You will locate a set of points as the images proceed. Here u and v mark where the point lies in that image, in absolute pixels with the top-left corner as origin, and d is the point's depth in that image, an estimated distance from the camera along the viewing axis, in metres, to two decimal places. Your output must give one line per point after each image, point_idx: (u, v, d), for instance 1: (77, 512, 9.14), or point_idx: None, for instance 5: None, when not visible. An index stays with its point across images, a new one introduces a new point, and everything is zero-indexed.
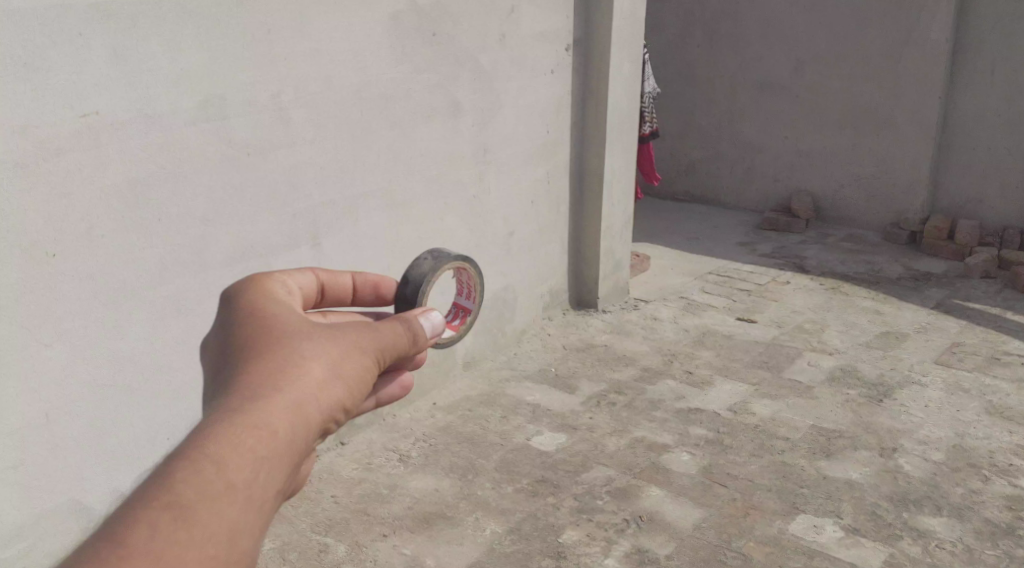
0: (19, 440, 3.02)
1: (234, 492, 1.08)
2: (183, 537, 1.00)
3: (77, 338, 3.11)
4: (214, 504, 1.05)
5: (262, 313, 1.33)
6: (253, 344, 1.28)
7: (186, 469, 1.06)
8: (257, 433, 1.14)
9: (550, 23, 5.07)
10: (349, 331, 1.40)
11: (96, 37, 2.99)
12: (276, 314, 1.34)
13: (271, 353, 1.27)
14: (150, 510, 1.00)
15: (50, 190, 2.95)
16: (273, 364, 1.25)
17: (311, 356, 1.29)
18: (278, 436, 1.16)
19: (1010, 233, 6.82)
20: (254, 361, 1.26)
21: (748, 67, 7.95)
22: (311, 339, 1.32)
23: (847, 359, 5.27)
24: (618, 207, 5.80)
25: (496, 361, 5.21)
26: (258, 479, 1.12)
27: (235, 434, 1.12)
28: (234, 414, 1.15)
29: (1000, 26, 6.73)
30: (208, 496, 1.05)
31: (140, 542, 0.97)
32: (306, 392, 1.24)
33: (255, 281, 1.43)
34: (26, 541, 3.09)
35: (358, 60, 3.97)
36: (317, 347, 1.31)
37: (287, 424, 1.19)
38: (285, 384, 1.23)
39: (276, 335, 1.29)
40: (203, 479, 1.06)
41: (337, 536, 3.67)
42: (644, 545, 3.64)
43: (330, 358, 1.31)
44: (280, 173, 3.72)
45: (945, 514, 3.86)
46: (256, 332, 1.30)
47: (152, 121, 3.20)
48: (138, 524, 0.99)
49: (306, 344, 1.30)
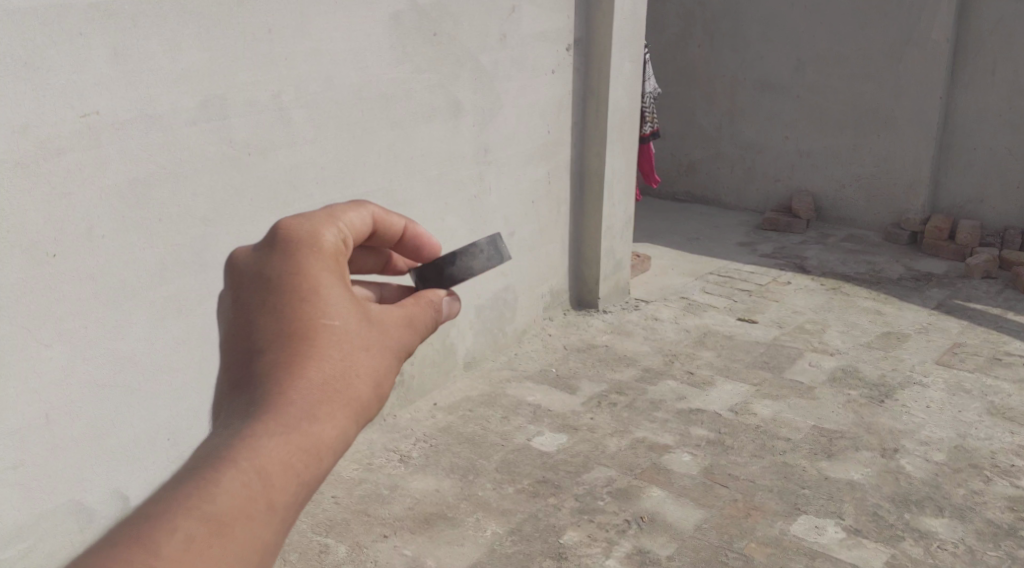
0: (19, 440, 3.01)
1: (272, 519, 0.99)
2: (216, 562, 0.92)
3: (77, 338, 3.10)
4: (252, 530, 0.97)
5: (330, 288, 1.17)
6: (310, 333, 1.13)
7: (229, 483, 0.97)
8: (305, 455, 1.04)
9: (551, 22, 5.06)
10: (400, 331, 1.28)
11: (95, 37, 2.98)
12: (345, 296, 1.18)
13: (332, 349, 1.13)
14: (188, 522, 0.92)
15: (50, 190, 2.95)
16: (332, 367, 1.12)
17: (367, 366, 1.16)
18: (325, 461, 1.07)
19: (1011, 234, 6.81)
20: (309, 357, 1.12)
21: (749, 67, 7.94)
22: (370, 342, 1.19)
23: (848, 359, 5.26)
24: (619, 207, 5.79)
25: (497, 361, 5.20)
26: (295, 506, 1.03)
27: (285, 450, 1.03)
28: (284, 428, 1.04)
29: (1002, 26, 6.71)
30: (249, 522, 0.97)
31: (173, 561, 0.89)
32: (356, 411, 1.13)
33: (327, 225, 1.24)
34: (26, 542, 3.08)
35: (358, 60, 3.96)
36: (375, 355, 1.18)
37: (338, 447, 1.08)
38: (344, 397, 1.11)
39: (340, 327, 1.15)
40: (245, 498, 0.97)
41: (337, 536, 3.67)
42: (645, 546, 3.63)
43: (382, 371, 1.19)
44: (281, 174, 3.72)
45: (947, 514, 3.86)
46: (316, 315, 1.15)
47: (152, 121, 3.19)
48: (172, 534, 0.91)
49: (362, 352, 1.17)
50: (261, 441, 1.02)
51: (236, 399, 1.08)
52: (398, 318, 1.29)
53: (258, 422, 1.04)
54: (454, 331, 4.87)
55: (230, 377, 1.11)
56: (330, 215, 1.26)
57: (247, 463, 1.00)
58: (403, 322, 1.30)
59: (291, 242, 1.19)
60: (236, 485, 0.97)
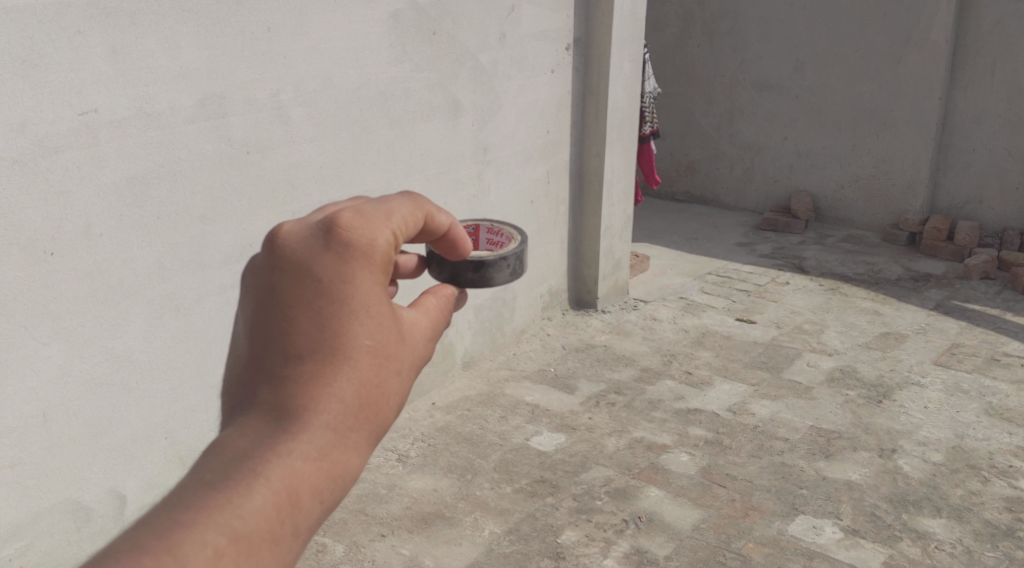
0: (18, 439, 3.02)
1: (290, 536, 1.13)
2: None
3: (76, 337, 3.11)
4: (272, 549, 1.11)
5: (373, 311, 1.26)
6: (350, 356, 1.23)
7: (259, 505, 1.10)
8: (326, 480, 1.18)
9: (550, 22, 5.05)
10: (423, 344, 1.39)
11: (93, 36, 2.98)
12: (385, 319, 1.27)
13: (364, 374, 1.24)
14: (218, 540, 1.05)
15: (49, 188, 2.95)
16: (361, 394, 1.23)
17: (392, 389, 1.28)
18: (343, 482, 1.20)
19: (1010, 234, 6.84)
20: (347, 380, 1.22)
21: (749, 67, 7.94)
22: (398, 365, 1.30)
23: (846, 360, 5.27)
24: (618, 206, 5.79)
25: (496, 361, 5.20)
26: (309, 521, 1.17)
27: (309, 476, 1.16)
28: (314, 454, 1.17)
29: (1001, 27, 6.71)
30: (271, 541, 1.10)
31: None
32: (375, 433, 1.26)
33: (387, 234, 1.29)
34: (23, 541, 3.08)
35: (357, 59, 3.95)
36: (398, 377, 1.30)
37: (356, 469, 1.22)
38: (367, 423, 1.23)
39: (374, 352, 1.26)
40: (269, 520, 1.11)
41: (335, 535, 3.67)
42: (644, 546, 3.63)
43: (404, 391, 1.31)
44: (279, 172, 3.72)
45: (945, 515, 3.86)
46: (358, 339, 1.24)
47: (150, 119, 3.19)
48: (201, 547, 1.03)
49: (391, 377, 1.28)
50: (289, 467, 1.15)
51: (270, 407, 1.19)
52: (422, 330, 1.40)
53: (288, 443, 1.17)
54: (453, 330, 4.88)
55: (267, 379, 1.21)
56: (390, 218, 1.32)
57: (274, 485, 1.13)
58: (425, 332, 1.41)
59: (349, 251, 1.25)
60: (265, 507, 1.11)
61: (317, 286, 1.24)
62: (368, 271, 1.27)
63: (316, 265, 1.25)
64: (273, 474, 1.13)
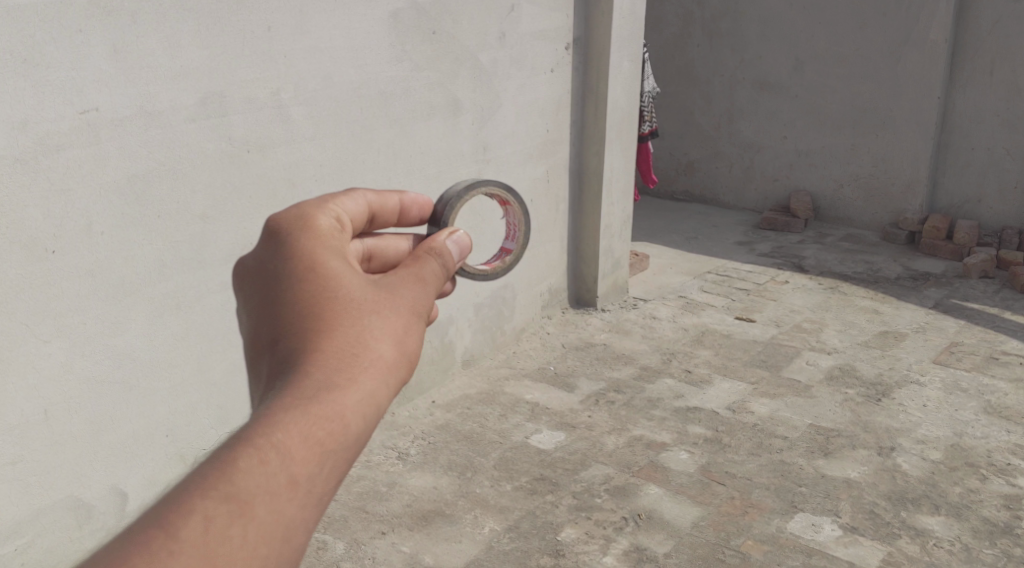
0: (19, 436, 3.03)
1: (296, 490, 1.02)
2: (237, 541, 0.95)
3: (77, 334, 3.12)
4: (275, 505, 0.99)
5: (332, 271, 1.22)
6: (323, 311, 1.17)
7: (248, 461, 0.99)
8: (326, 426, 1.07)
9: (549, 21, 5.06)
10: (420, 294, 1.30)
11: (94, 36, 2.99)
12: (349, 274, 1.22)
13: (340, 323, 1.16)
14: (204, 504, 0.94)
15: (49, 187, 2.95)
16: (342, 343, 1.15)
17: (385, 332, 1.19)
18: (348, 429, 1.09)
19: (1009, 233, 6.85)
20: (325, 334, 1.15)
21: (748, 67, 7.95)
22: (385, 309, 1.21)
23: (845, 358, 5.27)
24: (617, 205, 5.80)
25: (495, 359, 5.21)
26: (319, 473, 1.05)
27: (299, 422, 1.05)
28: (302, 402, 1.07)
29: (1000, 26, 6.73)
30: (269, 495, 0.99)
31: (188, 542, 0.92)
32: (379, 375, 1.15)
33: (323, 215, 1.30)
34: (24, 537, 3.09)
35: (357, 57, 3.96)
36: (391, 321, 1.21)
37: (358, 409, 1.10)
38: (358, 364, 1.14)
39: (346, 302, 1.19)
40: (264, 475, 1.00)
41: (335, 533, 3.68)
42: (642, 543, 3.64)
43: (404, 333, 1.21)
44: (280, 170, 3.73)
45: (943, 512, 3.87)
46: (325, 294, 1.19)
47: (151, 117, 3.20)
48: (190, 514, 0.93)
49: (376, 318, 1.19)
50: (275, 419, 1.04)
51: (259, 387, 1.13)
52: (414, 280, 1.32)
53: (273, 403, 1.07)
54: (452, 329, 4.88)
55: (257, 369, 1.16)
56: (323, 205, 1.31)
57: (263, 441, 1.02)
58: (418, 282, 1.32)
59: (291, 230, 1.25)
60: (254, 460, 1.00)
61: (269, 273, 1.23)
62: (315, 244, 1.25)
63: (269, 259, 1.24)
64: (259, 431, 1.03)
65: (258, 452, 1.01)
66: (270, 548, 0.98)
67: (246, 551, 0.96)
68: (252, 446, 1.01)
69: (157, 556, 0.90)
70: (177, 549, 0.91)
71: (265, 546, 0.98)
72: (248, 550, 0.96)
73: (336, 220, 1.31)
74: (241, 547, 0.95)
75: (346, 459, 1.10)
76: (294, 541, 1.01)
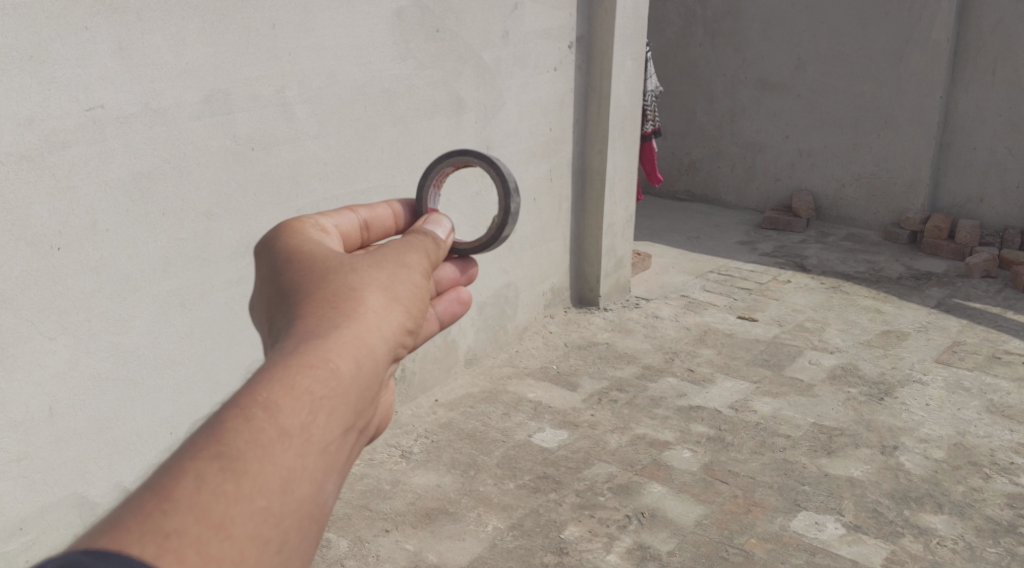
0: (23, 432, 3.02)
1: (290, 439, 1.03)
2: (233, 495, 0.96)
3: (82, 332, 3.12)
4: (269, 454, 1.00)
5: (310, 255, 1.28)
6: (306, 287, 1.22)
7: (237, 420, 1.01)
8: (312, 374, 1.08)
9: (553, 21, 5.07)
10: (402, 257, 1.34)
11: (101, 32, 2.99)
12: (325, 254, 1.28)
13: (321, 291, 1.20)
14: (197, 463, 0.96)
15: (56, 184, 2.96)
16: (322, 304, 1.18)
17: (364, 288, 1.22)
18: (336, 376, 1.10)
19: (1010, 233, 6.85)
20: (310, 303, 1.19)
21: (750, 66, 7.95)
22: (363, 270, 1.25)
23: (848, 357, 5.28)
24: (620, 204, 5.81)
25: (498, 358, 5.21)
26: (315, 419, 1.07)
27: (287, 371, 1.08)
28: (290, 357, 1.10)
29: (1002, 26, 6.74)
30: (261, 445, 1.00)
31: (182, 497, 0.93)
32: (362, 325, 1.17)
33: (305, 224, 1.39)
34: (29, 534, 3.09)
35: (361, 55, 3.97)
36: (370, 279, 1.24)
37: (347, 357, 1.13)
38: (341, 319, 1.17)
39: (325, 273, 1.23)
40: (254, 429, 1.01)
41: (339, 531, 3.69)
42: (646, 541, 3.64)
43: (385, 287, 1.24)
44: (284, 168, 3.73)
45: (946, 511, 3.87)
46: (308, 274, 1.24)
47: (157, 115, 3.20)
48: (182, 474, 0.94)
49: (358, 279, 1.23)
50: (261, 377, 1.07)
51: None
52: (400, 249, 1.36)
53: (261, 368, 1.09)
54: (455, 328, 4.89)
55: None
56: (308, 218, 1.44)
57: (250, 401, 1.03)
58: (403, 252, 1.36)
59: (269, 241, 1.33)
60: (246, 414, 1.02)
61: (260, 282, 1.29)
62: (295, 241, 1.32)
63: (257, 265, 1.31)
64: (246, 393, 1.04)
65: (246, 411, 1.02)
66: (271, 498, 0.99)
67: (245, 501, 0.97)
68: (239, 407, 1.03)
69: (151, 517, 0.91)
70: (171, 508, 0.92)
71: (265, 496, 0.99)
72: (246, 500, 0.97)
73: (320, 228, 1.44)
74: (238, 500, 0.96)
75: (345, 407, 1.11)
76: (295, 489, 1.02)
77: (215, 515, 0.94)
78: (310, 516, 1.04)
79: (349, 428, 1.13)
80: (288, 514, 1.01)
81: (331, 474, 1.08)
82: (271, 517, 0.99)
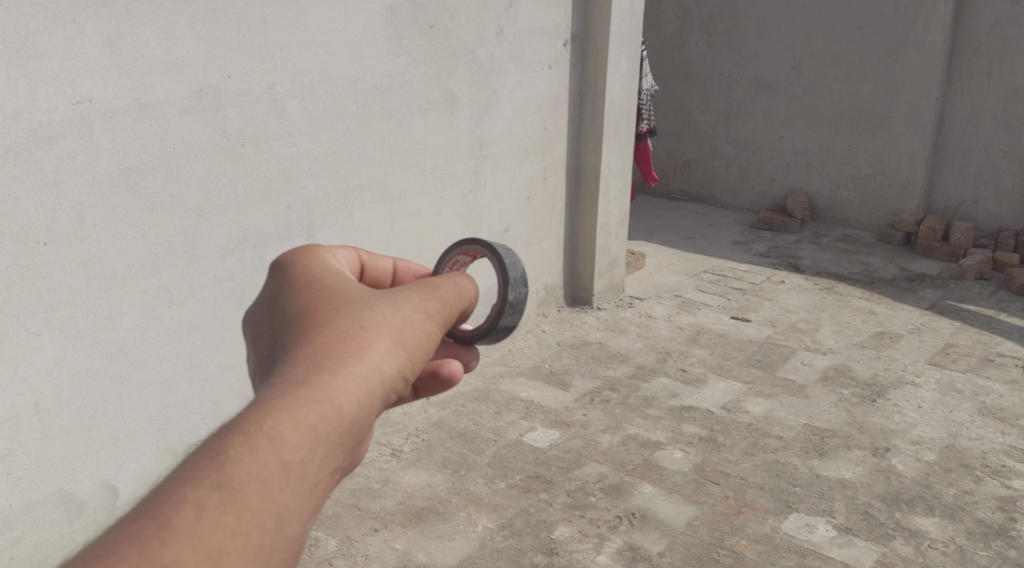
0: (9, 428, 3.00)
1: (289, 475, 0.96)
2: (229, 528, 0.89)
3: (66, 327, 3.09)
4: (266, 489, 0.94)
5: (327, 279, 1.20)
6: (319, 314, 1.13)
7: (237, 448, 0.94)
8: (318, 409, 1.01)
9: (547, 18, 5.05)
10: (427, 289, 1.25)
11: (89, 25, 2.97)
12: (343, 281, 1.20)
13: (330, 319, 1.12)
14: (197, 490, 0.89)
15: (43, 178, 2.93)
16: (334, 334, 1.10)
17: (381, 322, 1.14)
18: (340, 415, 1.02)
19: (1005, 235, 6.84)
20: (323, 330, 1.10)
21: (746, 66, 7.93)
22: (383, 303, 1.17)
23: (841, 359, 5.26)
24: (615, 203, 5.79)
25: (490, 357, 5.19)
26: (314, 457, 0.99)
27: (293, 406, 0.99)
28: (297, 386, 1.02)
29: (999, 27, 6.72)
30: (261, 479, 0.93)
31: (181, 533, 0.86)
32: (373, 361, 1.08)
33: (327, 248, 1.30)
34: (14, 532, 3.05)
35: (353, 51, 3.94)
36: (388, 314, 1.16)
37: (355, 398, 1.05)
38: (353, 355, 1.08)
39: (337, 302, 1.15)
40: (255, 461, 0.94)
41: (328, 530, 3.67)
42: (637, 542, 3.63)
43: (403, 322, 1.16)
44: (274, 163, 3.70)
45: (937, 513, 3.86)
46: (320, 300, 1.16)
47: (147, 109, 3.18)
48: (183, 505, 0.88)
49: (372, 313, 1.15)
50: (266, 404, 0.99)
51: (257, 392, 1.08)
52: (428, 282, 1.27)
53: (264, 392, 1.01)
54: None
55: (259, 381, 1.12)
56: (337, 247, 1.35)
57: (252, 428, 0.96)
58: (426, 283, 1.26)
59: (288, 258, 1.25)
60: (245, 446, 0.94)
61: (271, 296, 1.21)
62: (311, 264, 1.23)
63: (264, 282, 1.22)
64: (249, 417, 0.97)
65: (248, 438, 0.95)
66: (265, 534, 0.93)
67: (240, 535, 0.90)
68: (241, 434, 0.95)
69: (148, 545, 0.84)
70: (169, 537, 0.86)
71: (260, 532, 0.92)
72: (241, 535, 0.90)
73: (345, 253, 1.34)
74: (233, 534, 0.90)
75: (347, 444, 1.04)
76: (286, 527, 0.95)
77: (210, 546, 0.88)
78: (295, 553, 0.97)
79: (341, 469, 1.05)
80: (275, 551, 0.94)
81: (318, 515, 1.01)
82: (260, 553, 0.92)
